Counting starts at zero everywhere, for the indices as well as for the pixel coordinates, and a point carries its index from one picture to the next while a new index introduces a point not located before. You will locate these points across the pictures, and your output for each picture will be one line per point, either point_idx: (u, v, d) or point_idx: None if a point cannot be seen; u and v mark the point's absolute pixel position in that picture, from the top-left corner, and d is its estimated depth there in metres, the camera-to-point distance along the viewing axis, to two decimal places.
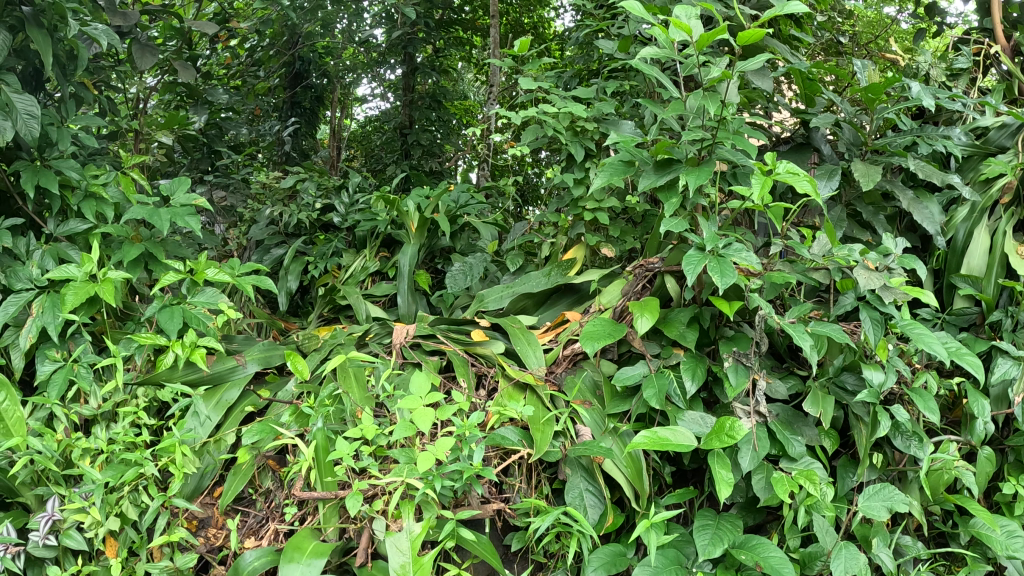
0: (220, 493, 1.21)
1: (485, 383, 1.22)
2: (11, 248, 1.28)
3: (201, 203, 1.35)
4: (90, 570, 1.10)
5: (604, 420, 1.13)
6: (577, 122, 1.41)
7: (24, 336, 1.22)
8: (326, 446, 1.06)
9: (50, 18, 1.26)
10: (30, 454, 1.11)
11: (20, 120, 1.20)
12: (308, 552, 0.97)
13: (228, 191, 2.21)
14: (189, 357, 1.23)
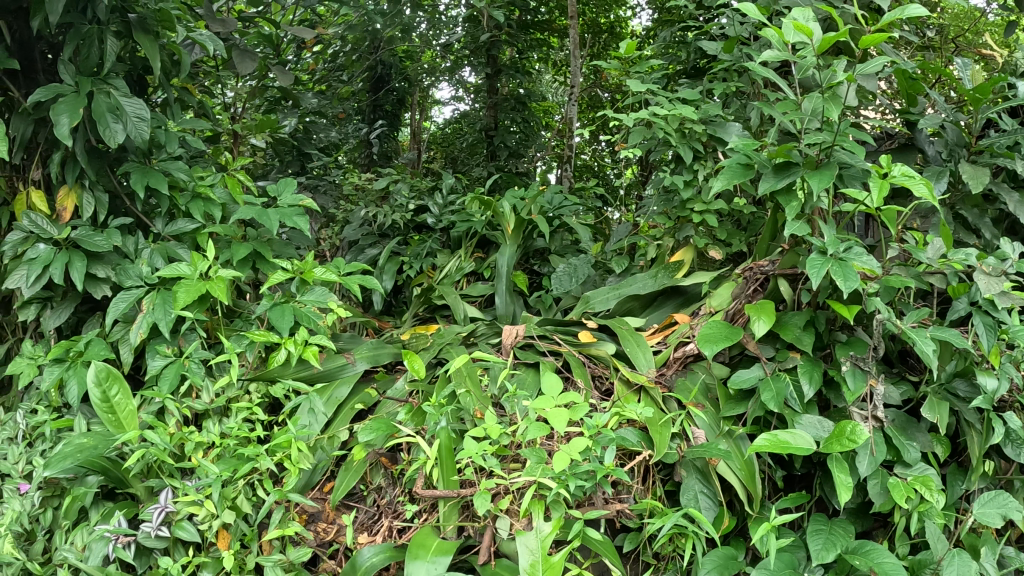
0: (329, 488, 1.31)
1: (601, 385, 1.40)
2: (121, 246, 1.32)
3: (306, 204, 1.46)
4: (200, 561, 1.11)
5: (720, 424, 1.27)
6: (685, 124, 1.43)
7: (135, 332, 1.24)
8: (448, 446, 1.21)
9: (156, 24, 1.25)
10: (144, 447, 1.12)
11: (130, 123, 1.20)
12: (433, 551, 1.10)
13: (318, 192, 2.30)
14: (301, 355, 1.33)
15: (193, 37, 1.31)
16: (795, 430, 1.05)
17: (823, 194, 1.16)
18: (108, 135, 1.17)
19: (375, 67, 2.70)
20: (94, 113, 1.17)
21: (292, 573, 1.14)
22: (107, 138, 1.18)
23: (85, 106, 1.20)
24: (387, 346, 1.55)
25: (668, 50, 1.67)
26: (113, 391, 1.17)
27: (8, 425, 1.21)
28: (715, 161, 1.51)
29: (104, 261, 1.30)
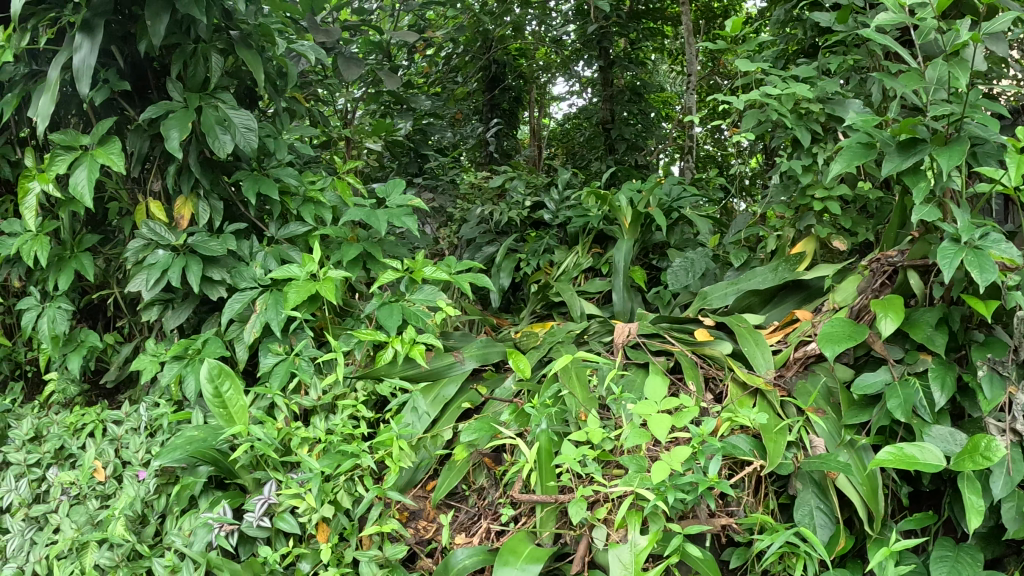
0: (432, 486, 1.30)
1: (714, 386, 1.30)
2: (236, 250, 1.38)
3: (415, 204, 1.46)
4: (300, 551, 1.13)
5: (841, 431, 1.14)
6: (800, 104, 1.34)
7: (249, 331, 1.30)
8: (548, 449, 1.17)
9: (256, 40, 1.34)
10: (251, 441, 1.15)
11: (239, 134, 1.27)
12: (523, 558, 1.05)
13: (436, 192, 2.32)
14: (408, 353, 1.30)
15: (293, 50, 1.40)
16: (922, 442, 0.95)
17: (954, 173, 1.03)
18: (218, 146, 1.23)
19: (490, 66, 2.67)
20: (203, 126, 1.23)
21: (387, 569, 1.13)
22: (217, 150, 1.23)
23: (196, 120, 1.26)
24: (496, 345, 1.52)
25: (783, 28, 1.54)
26: (223, 384, 1.19)
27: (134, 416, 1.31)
28: (836, 141, 1.40)
29: (220, 264, 1.36)
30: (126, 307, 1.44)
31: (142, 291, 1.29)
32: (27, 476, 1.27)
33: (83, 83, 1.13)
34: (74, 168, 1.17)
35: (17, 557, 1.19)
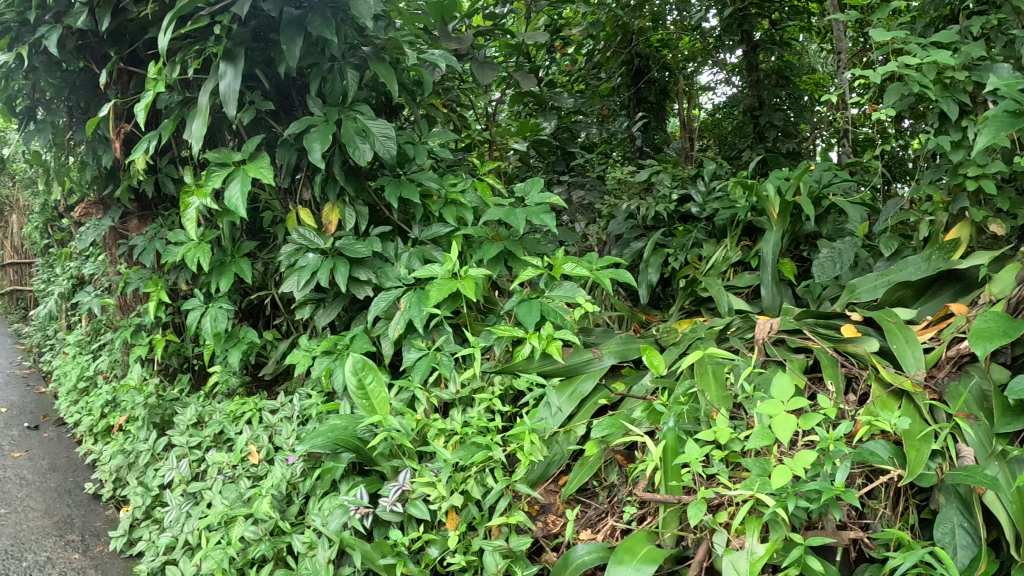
0: (563, 482, 1.23)
1: (856, 388, 1.20)
2: (382, 251, 1.46)
3: (553, 202, 1.40)
4: (428, 537, 1.14)
5: (992, 441, 1.03)
6: (944, 73, 1.28)
7: (394, 328, 1.34)
8: (674, 447, 1.12)
9: (391, 54, 1.44)
10: (388, 431, 1.19)
11: (378, 142, 1.35)
12: (638, 557, 1.03)
13: (585, 190, 2.29)
14: (545, 349, 1.26)
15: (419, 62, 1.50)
16: None
17: None
18: (359, 155, 1.32)
19: (632, 60, 2.66)
20: (344, 137, 1.32)
21: (511, 560, 1.11)
22: (357, 158, 1.31)
23: (336, 131, 1.36)
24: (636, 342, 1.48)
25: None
26: (365, 375, 1.23)
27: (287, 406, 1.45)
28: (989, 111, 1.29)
29: (366, 265, 1.43)
30: (282, 306, 1.57)
31: (295, 292, 1.40)
32: (189, 457, 1.46)
33: (228, 108, 1.28)
34: (228, 182, 1.30)
35: (173, 528, 1.34)
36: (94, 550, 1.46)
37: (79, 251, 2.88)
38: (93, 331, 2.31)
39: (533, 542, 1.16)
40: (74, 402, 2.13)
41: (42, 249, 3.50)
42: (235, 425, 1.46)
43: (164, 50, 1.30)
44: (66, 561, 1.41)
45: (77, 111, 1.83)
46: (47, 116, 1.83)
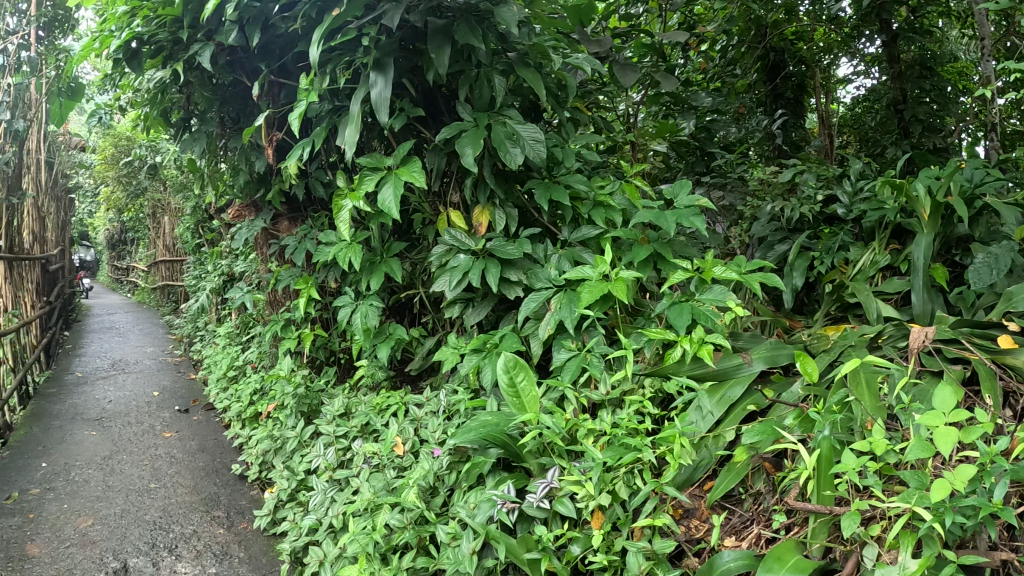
0: (709, 487, 1.22)
1: (1013, 403, 1.18)
2: (532, 253, 1.50)
3: (703, 203, 1.40)
4: (570, 535, 1.14)
5: None
6: None
7: (545, 329, 1.36)
8: (829, 457, 1.09)
9: (535, 58, 1.50)
10: (540, 429, 1.23)
11: (527, 146, 1.38)
12: (788, 566, 1.01)
13: (725, 190, 2.32)
14: (696, 353, 1.28)
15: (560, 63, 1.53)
16: None
17: None
18: (509, 159, 1.36)
19: (769, 55, 2.80)
20: (495, 142, 1.36)
21: (653, 562, 1.09)
22: (508, 162, 1.35)
23: (487, 136, 1.41)
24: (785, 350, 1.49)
25: None
26: (516, 374, 1.29)
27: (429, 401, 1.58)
28: None
29: (517, 266, 1.48)
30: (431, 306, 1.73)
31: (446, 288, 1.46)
32: (336, 446, 1.62)
33: (383, 115, 1.33)
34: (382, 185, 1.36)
35: (318, 510, 1.48)
36: (232, 527, 1.87)
37: (226, 249, 3.52)
38: (244, 325, 3.09)
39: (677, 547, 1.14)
40: (226, 388, 2.85)
41: (193, 247, 4.49)
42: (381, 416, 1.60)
43: (317, 61, 1.32)
44: (214, 535, 1.81)
45: (231, 121, 2.26)
46: (204, 128, 2.22)
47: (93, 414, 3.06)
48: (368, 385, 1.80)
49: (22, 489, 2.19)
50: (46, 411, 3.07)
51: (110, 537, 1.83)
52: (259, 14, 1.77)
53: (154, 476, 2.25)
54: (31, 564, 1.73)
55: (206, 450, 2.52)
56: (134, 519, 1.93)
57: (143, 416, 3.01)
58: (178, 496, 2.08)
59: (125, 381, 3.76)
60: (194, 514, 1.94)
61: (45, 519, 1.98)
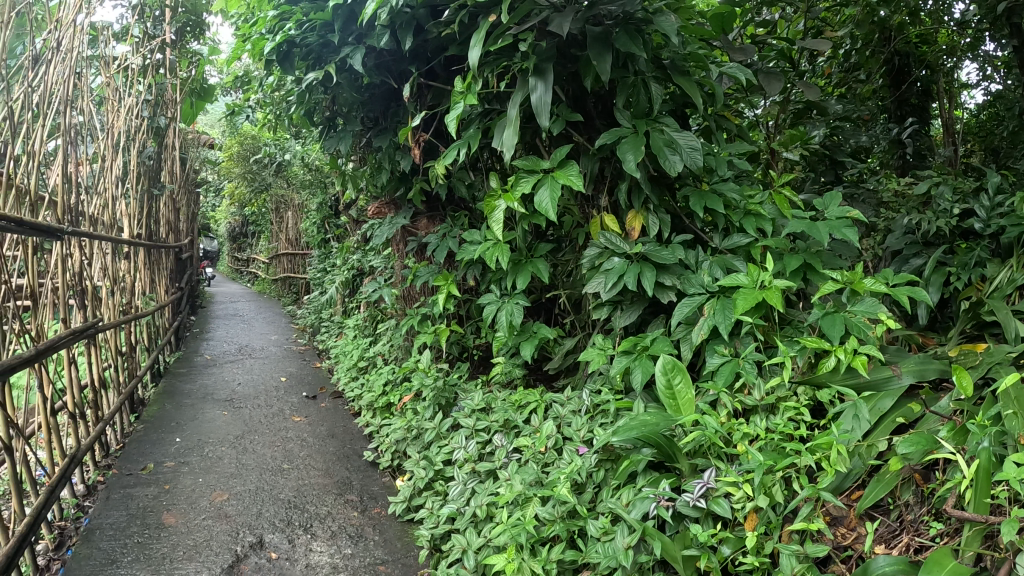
0: (859, 496, 1.63)
1: None
2: (691, 260, 2.35)
3: (852, 218, 2.00)
4: (724, 536, 1.63)
5: None
6: None
7: (703, 330, 2.10)
8: (986, 468, 1.26)
9: (686, 65, 2.30)
10: (706, 430, 1.82)
11: (687, 152, 2.19)
12: (946, 569, 1.18)
13: (856, 199, 2.62)
14: (853, 361, 1.71)
15: (707, 76, 2.32)
16: None
17: None
18: (672, 163, 2.17)
19: (897, 61, 3.28)
20: (659, 146, 2.19)
21: (806, 566, 1.45)
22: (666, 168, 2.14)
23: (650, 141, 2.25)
24: (932, 362, 1.72)
25: None
26: (676, 379, 1.96)
27: (574, 400, 2.61)
28: None
29: (675, 271, 2.30)
30: (571, 310, 3.04)
31: (603, 290, 2.33)
32: (476, 438, 2.73)
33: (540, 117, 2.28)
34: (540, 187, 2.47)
35: (458, 500, 2.48)
36: (371, 510, 2.75)
37: (358, 247, 4.35)
38: (373, 320, 4.11)
39: (827, 554, 1.51)
40: (356, 376, 3.88)
41: (318, 240, 5.39)
42: (525, 414, 2.71)
43: (477, 65, 2.20)
44: (350, 518, 2.66)
45: (398, 122, 3.17)
46: (349, 126, 3.22)
47: (222, 395, 3.75)
48: (501, 381, 3.06)
49: (158, 461, 2.87)
50: (180, 390, 3.75)
51: (244, 513, 2.57)
52: (409, 20, 2.61)
53: (286, 458, 3.08)
54: (175, 529, 2.40)
55: (333, 437, 3.38)
56: (268, 496, 2.73)
57: (271, 398, 3.77)
58: (312, 479, 2.93)
59: (251, 365, 4.40)
60: (326, 497, 2.79)
61: (177, 491, 2.65)
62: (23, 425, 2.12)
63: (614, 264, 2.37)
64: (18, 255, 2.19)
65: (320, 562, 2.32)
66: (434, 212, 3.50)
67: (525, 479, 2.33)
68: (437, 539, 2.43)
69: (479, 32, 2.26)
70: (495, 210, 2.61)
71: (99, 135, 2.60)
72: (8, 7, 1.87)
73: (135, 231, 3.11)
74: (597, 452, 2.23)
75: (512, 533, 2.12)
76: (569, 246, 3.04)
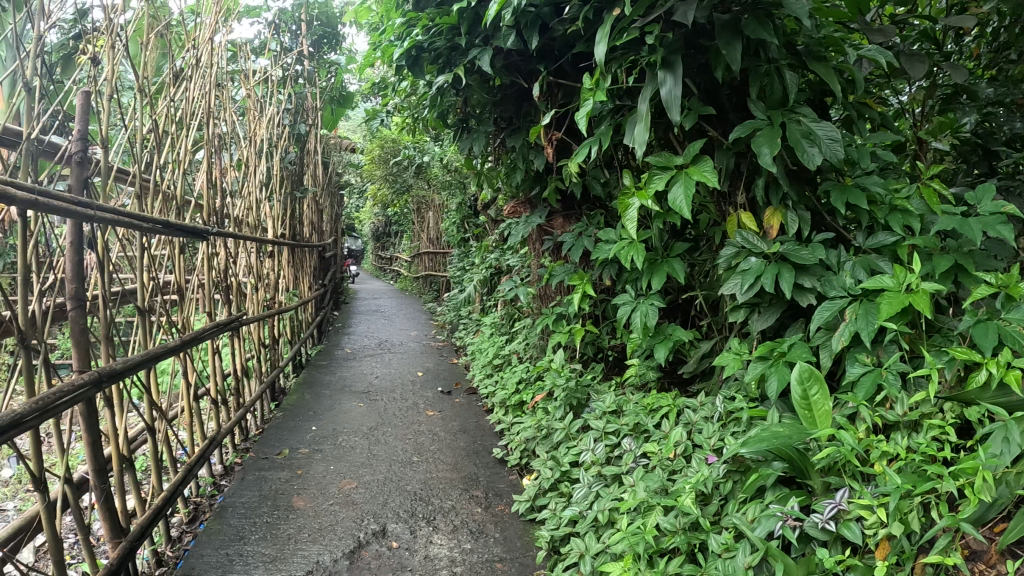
0: (1001, 528, 1.53)
1: None
2: (830, 260, 2.10)
3: (1007, 213, 1.77)
4: (850, 563, 1.55)
5: None
6: None
7: (842, 337, 1.90)
8: None
9: (821, 50, 2.10)
10: (838, 447, 1.71)
11: (826, 145, 1.98)
12: None
13: (1015, 193, 2.33)
14: (1004, 377, 1.53)
15: (845, 60, 2.10)
16: None
17: None
18: (810, 158, 1.95)
19: None
20: (796, 139, 1.99)
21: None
22: (805, 160, 1.94)
23: (785, 132, 2.05)
24: None
25: None
26: (812, 390, 1.86)
27: (707, 407, 2.52)
28: None
29: (814, 275, 2.09)
30: (708, 310, 2.75)
31: (737, 292, 2.19)
32: (606, 441, 2.70)
33: (670, 110, 2.17)
34: (674, 184, 2.37)
35: (581, 504, 2.46)
36: (496, 508, 2.77)
37: (494, 245, 4.43)
38: (509, 318, 4.13)
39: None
40: (490, 372, 3.93)
41: (459, 239, 5.62)
42: (656, 418, 2.63)
43: (603, 61, 2.15)
44: (473, 513, 2.70)
45: (529, 121, 3.15)
46: (483, 128, 3.25)
47: (361, 386, 3.98)
48: (636, 383, 2.97)
49: (293, 447, 3.05)
50: (320, 382, 3.98)
51: (370, 502, 2.68)
52: (533, 19, 2.57)
53: (416, 450, 3.17)
54: (302, 512, 2.54)
55: (464, 432, 3.42)
56: (395, 487, 2.82)
57: (407, 392, 3.91)
58: (439, 472, 3.00)
59: (390, 358, 4.63)
60: (452, 492, 2.85)
61: (308, 477, 2.81)
62: (166, 409, 2.34)
63: (750, 265, 2.19)
64: (168, 253, 2.43)
65: (439, 555, 2.36)
66: (570, 211, 3.40)
67: (649, 487, 2.28)
68: (557, 541, 2.44)
69: (604, 27, 2.23)
70: (629, 208, 2.60)
71: (242, 141, 2.84)
72: (151, 31, 2.09)
73: (279, 232, 3.35)
74: (726, 463, 2.18)
75: (631, 541, 2.09)
76: (707, 245, 2.76)
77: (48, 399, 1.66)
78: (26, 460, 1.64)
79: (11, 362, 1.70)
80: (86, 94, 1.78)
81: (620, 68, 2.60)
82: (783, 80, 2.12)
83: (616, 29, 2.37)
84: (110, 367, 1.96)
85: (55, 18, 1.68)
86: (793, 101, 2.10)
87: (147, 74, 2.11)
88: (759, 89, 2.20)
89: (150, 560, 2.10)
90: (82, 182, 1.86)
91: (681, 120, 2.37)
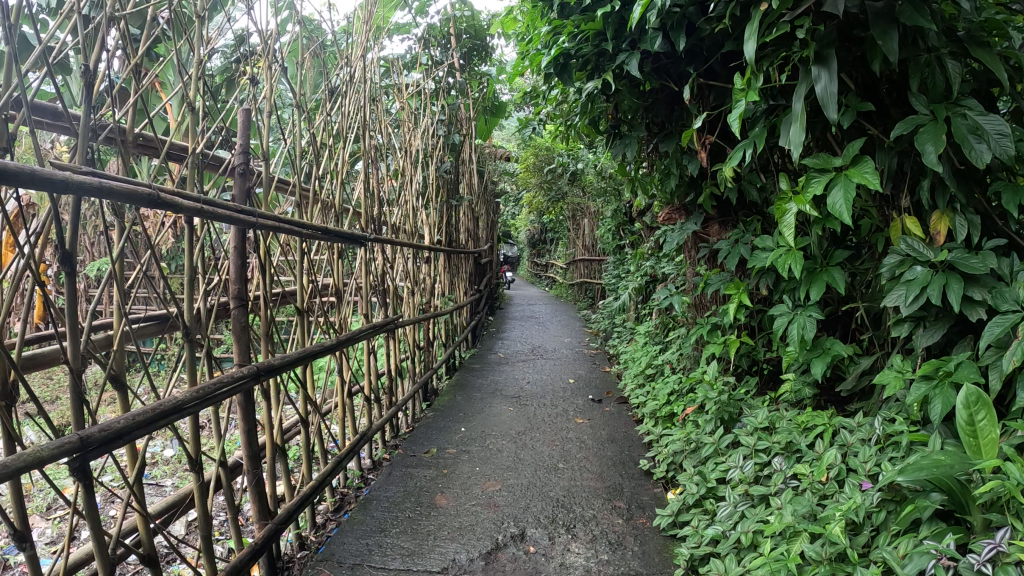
0: None
1: None
2: (1001, 270, 1.83)
3: None
4: None
5: None
6: None
7: (1011, 357, 1.65)
8: None
9: (985, 35, 1.89)
10: (1002, 479, 1.49)
11: (993, 140, 1.74)
12: None
13: None
14: None
15: (1013, 46, 1.87)
16: None
17: None
18: (978, 155, 1.73)
19: None
20: (963, 136, 1.76)
21: None
22: (973, 159, 1.72)
23: (948, 127, 1.83)
24: None
25: None
26: (980, 416, 1.62)
27: (865, 428, 2.20)
28: None
29: (982, 286, 1.83)
30: (870, 323, 2.49)
31: (901, 305, 1.95)
32: (754, 457, 2.49)
33: (825, 108, 2.01)
34: (833, 187, 2.18)
35: (724, 521, 2.28)
36: (637, 518, 2.67)
37: (650, 253, 4.41)
38: (664, 327, 4.07)
39: None
40: (642, 381, 3.89)
41: (616, 246, 5.66)
42: (809, 438, 2.37)
43: (751, 59, 2.02)
44: (613, 523, 2.61)
45: (682, 125, 3.07)
46: (635, 134, 3.21)
47: (511, 391, 4.12)
48: (791, 400, 2.74)
49: (441, 447, 3.24)
50: (472, 384, 4.21)
51: (511, 505, 2.71)
52: (680, 19, 2.49)
53: (562, 457, 3.19)
54: (444, 510, 2.64)
55: (612, 441, 3.40)
56: (537, 492, 2.83)
57: (557, 398, 3.99)
58: (584, 481, 2.96)
59: (542, 365, 4.75)
60: (594, 501, 2.79)
61: (453, 476, 2.93)
62: (320, 404, 2.51)
63: (915, 274, 1.93)
64: (328, 257, 2.60)
65: (574, 563, 2.31)
66: (726, 217, 3.22)
67: (797, 511, 2.04)
68: (696, 560, 2.25)
69: (752, 23, 2.11)
70: (786, 213, 2.39)
71: (399, 153, 3.07)
72: (308, 51, 2.31)
73: (434, 237, 3.61)
74: (881, 490, 1.89)
75: (771, 568, 1.86)
76: (871, 252, 2.51)
77: (207, 388, 1.69)
78: (186, 440, 1.75)
79: (176, 355, 1.88)
80: (247, 113, 1.93)
81: (773, 66, 2.45)
82: (945, 71, 1.91)
83: (764, 26, 2.25)
84: (268, 362, 2.09)
85: (216, 43, 1.84)
86: (958, 92, 1.88)
87: (305, 91, 2.32)
88: (919, 84, 1.99)
89: (294, 542, 2.30)
90: (245, 193, 1.98)
91: (838, 117, 2.19)
